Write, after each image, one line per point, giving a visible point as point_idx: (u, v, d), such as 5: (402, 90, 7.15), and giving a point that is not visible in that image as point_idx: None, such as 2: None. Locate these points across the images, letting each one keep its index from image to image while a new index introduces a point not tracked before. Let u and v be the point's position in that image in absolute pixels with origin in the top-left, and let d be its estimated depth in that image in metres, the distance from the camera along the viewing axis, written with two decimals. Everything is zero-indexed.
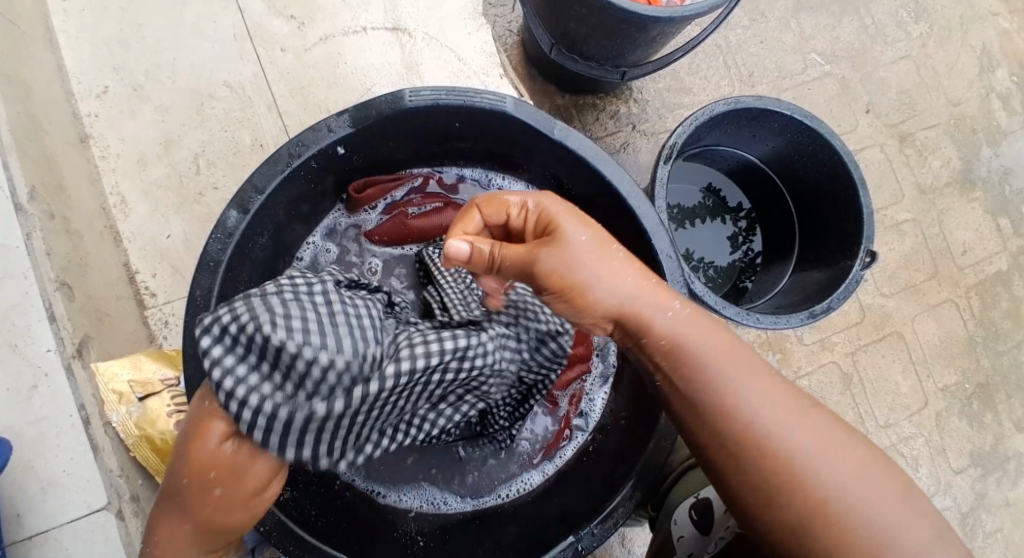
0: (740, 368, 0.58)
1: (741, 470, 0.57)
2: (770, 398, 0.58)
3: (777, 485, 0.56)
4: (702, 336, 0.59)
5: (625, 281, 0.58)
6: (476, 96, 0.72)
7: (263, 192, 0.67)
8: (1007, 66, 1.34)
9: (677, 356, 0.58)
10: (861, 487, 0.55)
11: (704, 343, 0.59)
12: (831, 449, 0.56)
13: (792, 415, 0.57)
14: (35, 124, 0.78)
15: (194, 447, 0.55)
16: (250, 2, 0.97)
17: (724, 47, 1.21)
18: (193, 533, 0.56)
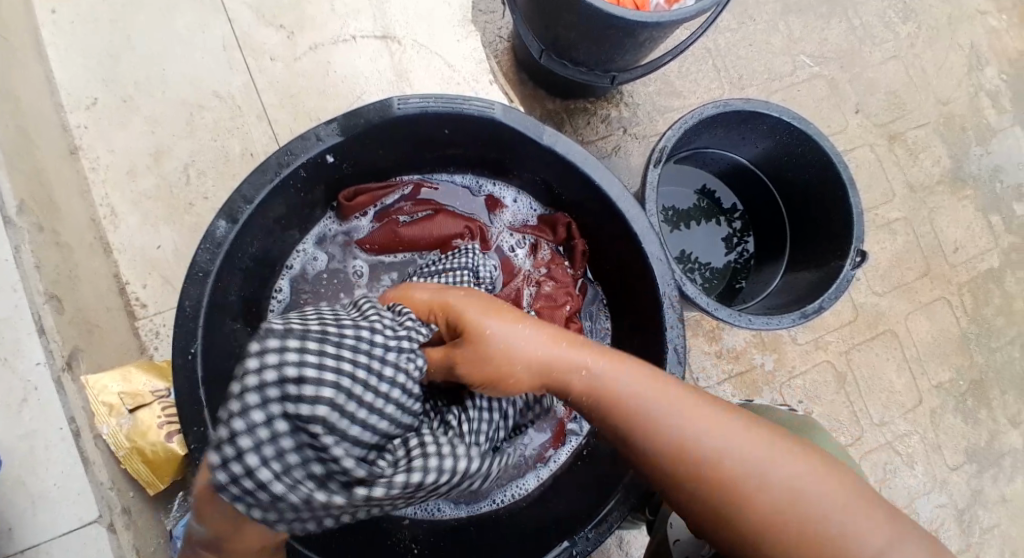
0: (694, 414, 0.55)
1: (703, 508, 0.54)
2: (722, 431, 0.54)
3: (740, 519, 0.53)
4: (637, 385, 0.56)
5: (539, 351, 0.57)
6: (465, 103, 0.72)
7: (252, 202, 0.67)
8: (995, 64, 1.35)
9: (617, 411, 0.56)
10: (828, 510, 0.52)
11: (644, 390, 0.56)
12: (791, 472, 0.53)
13: (746, 443, 0.54)
14: (24, 138, 0.78)
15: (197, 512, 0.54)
16: (239, 12, 0.97)
17: (713, 49, 1.21)
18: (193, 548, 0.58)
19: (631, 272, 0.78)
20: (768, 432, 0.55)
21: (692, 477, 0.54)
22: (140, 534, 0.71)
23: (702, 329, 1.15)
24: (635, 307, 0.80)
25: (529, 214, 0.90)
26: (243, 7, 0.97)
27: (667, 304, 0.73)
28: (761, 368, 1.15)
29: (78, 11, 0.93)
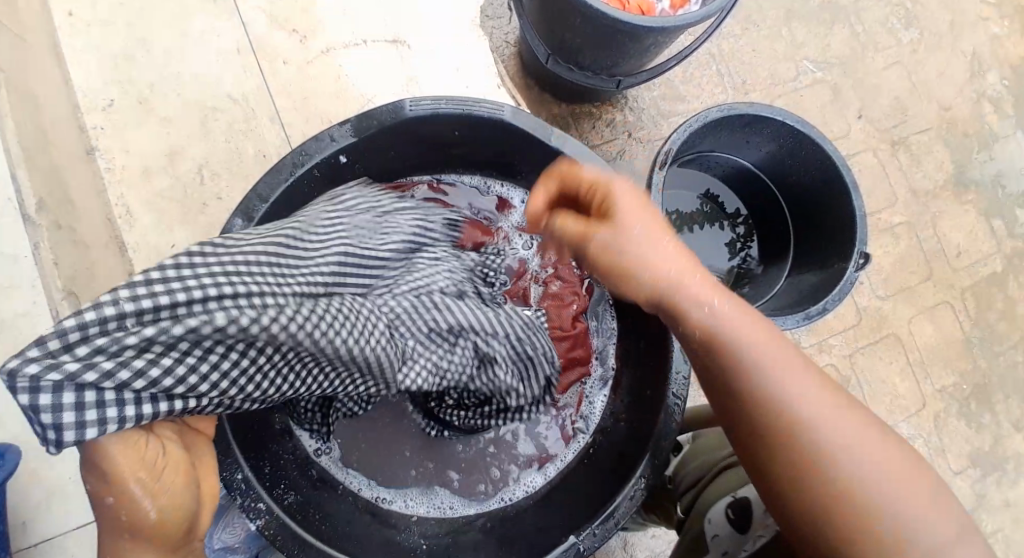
0: (782, 362, 0.58)
1: (751, 436, 0.58)
2: (799, 378, 0.57)
3: (783, 456, 0.56)
4: (739, 320, 0.59)
5: (666, 258, 0.61)
6: (475, 105, 0.73)
7: (267, 200, 0.68)
8: (997, 70, 1.36)
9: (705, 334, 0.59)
10: (868, 471, 0.54)
11: (740, 323, 0.59)
12: (847, 431, 0.55)
13: (810, 392, 0.57)
14: (43, 138, 0.80)
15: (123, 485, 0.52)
16: (252, 17, 0.99)
17: (718, 56, 1.23)
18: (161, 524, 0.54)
19: None
20: (842, 398, 0.58)
21: (767, 421, 0.57)
22: None
23: None
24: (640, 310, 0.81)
25: None
26: (257, 12, 0.99)
27: None
28: None
29: (95, 14, 0.95)
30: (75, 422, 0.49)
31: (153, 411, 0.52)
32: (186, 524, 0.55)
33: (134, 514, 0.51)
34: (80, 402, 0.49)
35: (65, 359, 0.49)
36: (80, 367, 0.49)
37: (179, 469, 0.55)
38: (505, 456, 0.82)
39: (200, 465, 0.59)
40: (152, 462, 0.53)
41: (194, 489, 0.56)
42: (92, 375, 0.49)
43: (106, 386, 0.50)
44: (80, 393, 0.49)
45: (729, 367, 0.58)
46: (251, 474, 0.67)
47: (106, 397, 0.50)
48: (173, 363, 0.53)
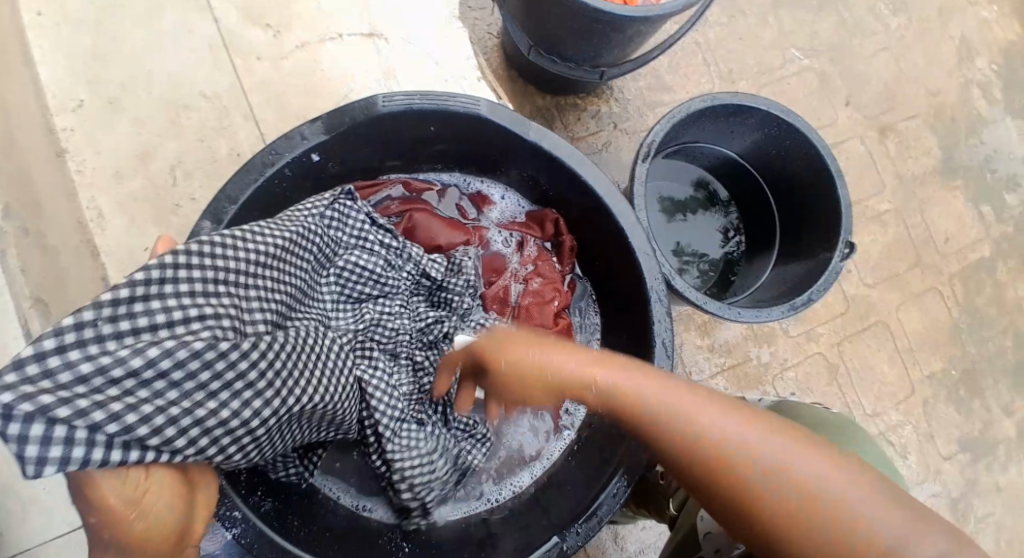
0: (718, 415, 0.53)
1: (704, 486, 0.53)
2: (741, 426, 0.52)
3: (739, 504, 0.51)
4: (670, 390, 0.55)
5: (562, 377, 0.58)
6: (450, 100, 0.72)
7: (237, 202, 0.67)
8: (986, 54, 1.35)
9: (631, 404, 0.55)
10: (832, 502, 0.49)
11: (669, 389, 0.55)
12: (807, 461, 0.50)
13: (757, 431, 0.52)
14: (10, 140, 0.78)
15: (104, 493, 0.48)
16: (226, 13, 0.97)
17: (703, 44, 1.21)
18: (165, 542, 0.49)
19: (614, 267, 0.80)
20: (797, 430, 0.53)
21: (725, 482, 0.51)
22: None
23: (693, 323, 1.16)
24: (623, 306, 0.80)
25: (517, 211, 0.90)
26: (231, 8, 0.97)
27: (655, 300, 0.73)
28: (755, 362, 1.16)
29: (63, 12, 0.93)
30: (39, 458, 0.46)
31: (123, 458, 0.49)
32: (174, 543, 0.50)
33: (121, 541, 0.46)
34: (48, 437, 0.46)
35: (41, 389, 0.47)
36: (55, 402, 0.47)
37: (166, 494, 0.51)
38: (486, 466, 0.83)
39: (192, 490, 0.55)
40: (130, 492, 0.49)
41: (182, 513, 0.52)
42: (66, 411, 0.47)
43: (78, 423, 0.47)
44: (50, 427, 0.46)
45: (665, 429, 0.54)
46: (226, 483, 0.65)
47: (76, 435, 0.47)
48: (150, 397, 0.52)
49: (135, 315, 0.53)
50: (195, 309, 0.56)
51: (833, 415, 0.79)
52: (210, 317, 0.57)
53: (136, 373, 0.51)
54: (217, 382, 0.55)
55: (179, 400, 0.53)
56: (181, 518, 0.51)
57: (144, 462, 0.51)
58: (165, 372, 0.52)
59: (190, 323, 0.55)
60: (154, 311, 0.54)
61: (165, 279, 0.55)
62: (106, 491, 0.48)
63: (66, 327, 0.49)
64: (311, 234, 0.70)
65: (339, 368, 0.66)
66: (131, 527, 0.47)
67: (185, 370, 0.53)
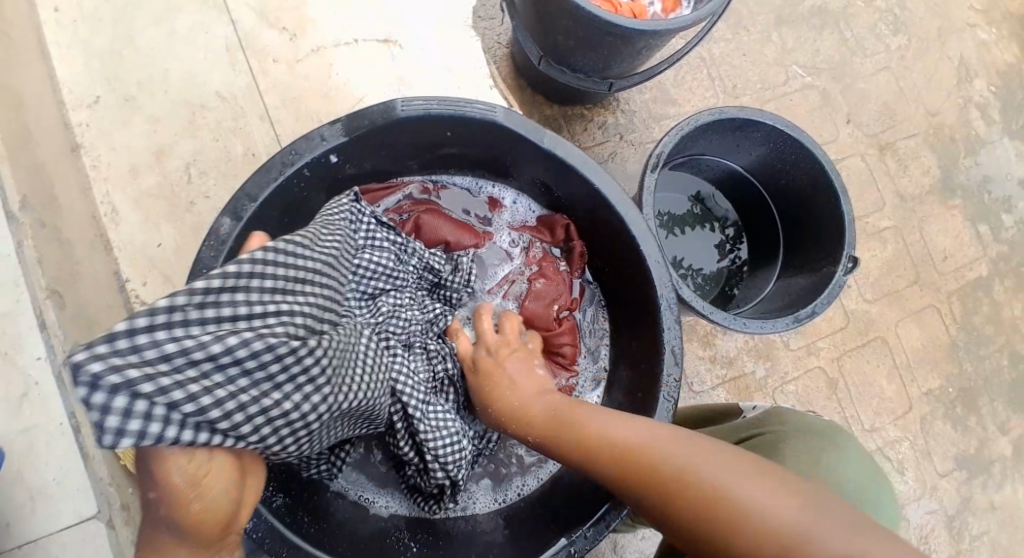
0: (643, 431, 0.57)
1: (665, 514, 0.52)
2: (676, 446, 0.54)
3: (678, 509, 0.51)
4: (610, 419, 0.59)
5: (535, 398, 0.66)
6: (468, 106, 0.73)
7: (256, 200, 0.67)
8: (984, 76, 1.37)
9: (585, 436, 0.59)
10: (774, 504, 0.48)
11: (608, 420, 0.59)
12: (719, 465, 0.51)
13: (688, 450, 0.53)
14: (26, 134, 0.79)
15: (168, 474, 0.49)
16: (243, 15, 0.98)
17: (708, 59, 1.23)
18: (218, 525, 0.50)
19: (625, 274, 0.81)
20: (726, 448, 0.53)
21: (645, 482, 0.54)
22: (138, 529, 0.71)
23: (696, 334, 1.17)
24: (632, 313, 0.81)
25: (528, 215, 0.91)
26: (247, 10, 0.98)
27: (665, 307, 0.74)
28: (755, 375, 1.17)
29: (81, 9, 0.94)
30: (119, 428, 0.48)
31: (193, 439, 0.50)
32: (224, 528, 0.51)
33: (179, 521, 0.48)
34: (129, 410, 0.48)
35: (128, 364, 0.49)
36: (140, 378, 0.49)
37: (222, 480, 0.52)
38: (492, 466, 0.83)
39: (247, 472, 0.56)
40: (188, 476, 0.49)
41: (233, 500, 0.52)
42: (149, 386, 0.49)
43: (157, 400, 0.49)
44: (132, 401, 0.48)
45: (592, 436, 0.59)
46: None
47: (155, 411, 0.49)
48: (221, 383, 0.53)
49: (220, 305, 0.55)
50: (271, 304, 0.57)
51: (824, 424, 0.79)
52: (284, 312, 0.58)
53: (215, 357, 0.52)
54: (286, 375, 0.56)
55: (248, 388, 0.54)
56: (233, 503, 0.52)
57: (210, 445, 0.52)
58: (241, 360, 0.53)
59: (267, 318, 0.56)
60: (237, 303, 0.56)
61: (253, 273, 0.58)
62: (171, 472, 0.49)
63: (156, 307, 0.52)
64: (343, 235, 0.70)
65: (382, 365, 0.67)
66: (187, 511, 0.48)
67: (260, 361, 0.54)
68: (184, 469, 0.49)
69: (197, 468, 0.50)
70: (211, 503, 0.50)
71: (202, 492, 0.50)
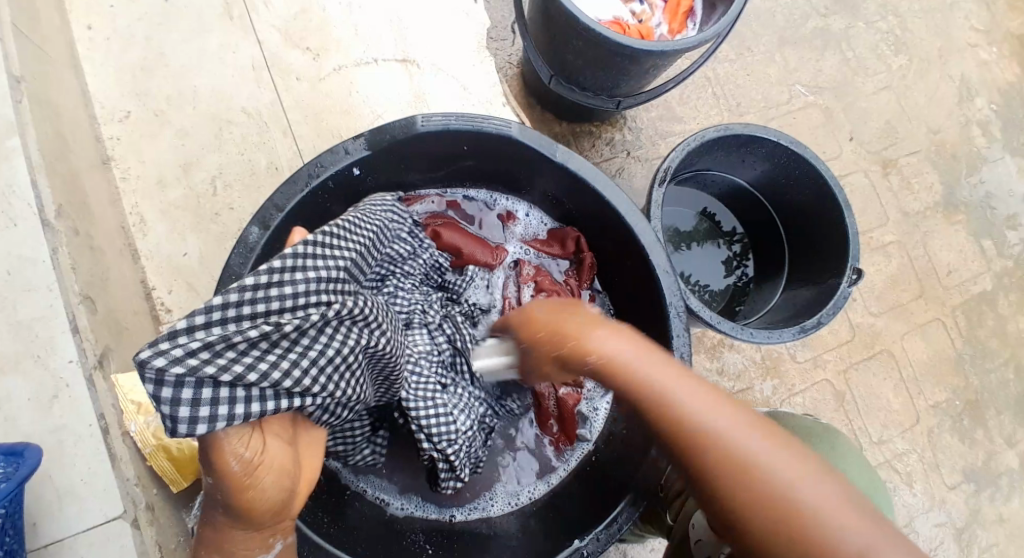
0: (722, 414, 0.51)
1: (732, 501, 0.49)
2: (730, 415, 0.51)
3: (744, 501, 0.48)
4: (696, 395, 0.52)
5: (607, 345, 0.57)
6: (484, 121, 0.76)
7: (283, 210, 0.71)
8: (985, 95, 1.41)
9: (660, 407, 0.53)
10: (834, 501, 0.46)
11: (691, 397, 0.52)
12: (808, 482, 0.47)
13: (737, 413, 0.51)
14: (63, 146, 0.82)
15: (228, 468, 0.52)
16: (267, 35, 1.02)
17: (713, 79, 1.27)
18: (271, 511, 0.55)
19: (635, 284, 0.83)
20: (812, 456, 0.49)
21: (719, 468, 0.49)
22: (162, 530, 0.72)
23: (704, 345, 1.19)
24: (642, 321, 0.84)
25: (540, 228, 0.94)
26: (271, 31, 1.03)
27: (674, 315, 0.76)
28: (763, 388, 1.18)
29: (115, 29, 0.99)
30: (192, 417, 0.50)
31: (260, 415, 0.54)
32: (276, 511, 0.56)
33: (235, 505, 0.53)
34: (197, 399, 0.51)
35: (190, 357, 0.51)
36: (204, 367, 0.51)
37: (278, 465, 0.56)
38: (506, 468, 0.85)
39: (302, 453, 0.61)
40: (246, 463, 0.53)
41: (289, 483, 0.57)
42: (212, 371, 0.51)
43: (223, 384, 0.52)
44: (200, 390, 0.51)
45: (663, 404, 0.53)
46: None
47: (220, 397, 0.52)
48: (278, 360, 0.55)
49: (269, 296, 0.56)
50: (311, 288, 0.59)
51: (816, 426, 0.84)
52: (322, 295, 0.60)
53: (273, 336, 0.55)
54: (333, 349, 0.59)
55: (301, 366, 0.57)
56: (287, 490, 0.56)
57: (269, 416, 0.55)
58: (295, 334, 0.56)
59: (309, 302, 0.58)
60: (283, 292, 0.57)
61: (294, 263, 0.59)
62: (231, 466, 0.52)
63: (213, 303, 0.53)
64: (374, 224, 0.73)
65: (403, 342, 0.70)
66: (243, 497, 0.53)
67: (311, 337, 0.57)
68: (244, 463, 0.53)
69: (254, 463, 0.53)
70: (266, 493, 0.54)
71: (260, 483, 0.54)
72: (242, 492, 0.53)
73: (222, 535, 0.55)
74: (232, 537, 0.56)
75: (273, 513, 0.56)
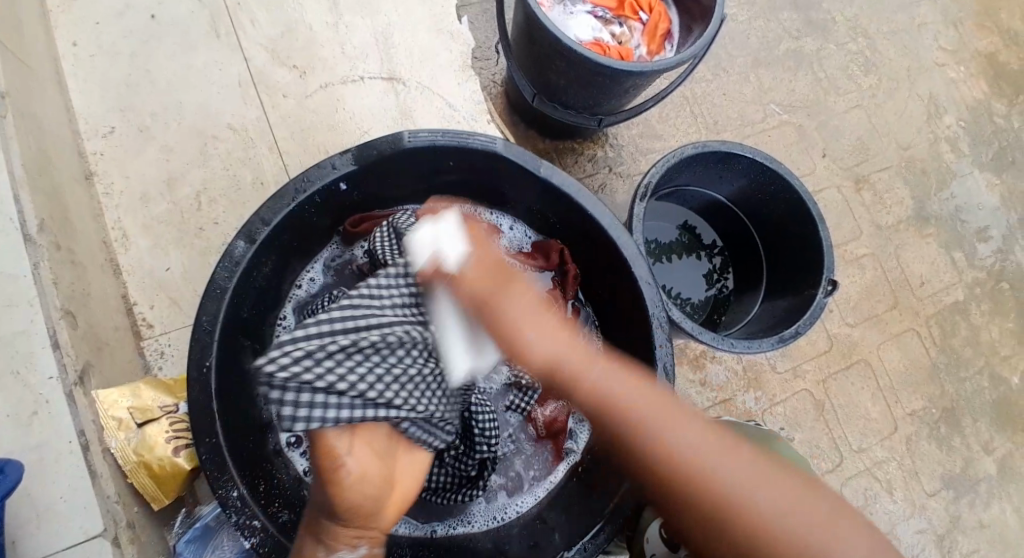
0: (658, 409, 0.60)
1: (672, 486, 0.57)
2: (696, 434, 0.58)
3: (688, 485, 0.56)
4: (635, 397, 0.61)
5: (560, 346, 0.64)
6: (469, 137, 0.78)
7: (270, 225, 0.71)
8: (953, 112, 1.46)
9: (605, 405, 0.61)
10: (777, 494, 0.55)
11: (631, 400, 0.61)
12: (737, 466, 0.56)
13: (684, 417, 0.59)
14: (46, 162, 0.83)
15: (325, 458, 0.57)
16: (255, 54, 1.04)
17: (691, 98, 1.30)
18: (365, 508, 0.57)
19: (619, 299, 0.85)
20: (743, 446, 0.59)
21: (659, 459, 0.58)
22: (141, 547, 0.72)
23: (687, 356, 1.21)
24: (626, 335, 0.85)
25: (524, 242, 0.95)
26: (258, 50, 1.04)
27: (657, 325, 0.78)
28: (743, 397, 1.20)
29: (99, 45, 0.99)
30: (292, 415, 0.55)
31: (351, 417, 0.57)
32: (366, 514, 0.57)
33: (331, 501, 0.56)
34: (296, 401, 0.55)
35: (292, 363, 0.55)
36: (303, 372, 0.55)
37: (368, 471, 0.58)
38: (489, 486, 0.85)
39: (398, 475, 0.62)
40: (336, 457, 0.57)
41: (377, 492, 0.58)
42: (309, 375, 0.56)
43: (319, 390, 0.56)
44: (299, 394, 0.55)
45: (608, 407, 0.61)
46: (247, 491, 0.68)
47: (317, 401, 0.56)
48: (371, 371, 0.59)
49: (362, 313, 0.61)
50: (395, 309, 0.64)
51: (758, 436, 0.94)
52: (408, 314, 0.64)
53: (365, 348, 0.59)
54: (415, 365, 0.63)
55: (387, 373, 0.60)
56: (381, 494, 0.58)
57: (353, 421, 0.58)
58: (385, 348, 0.61)
59: (395, 318, 0.63)
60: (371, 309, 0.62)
61: (380, 285, 0.65)
62: (325, 456, 0.57)
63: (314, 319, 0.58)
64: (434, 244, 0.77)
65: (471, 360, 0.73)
66: (335, 491, 0.56)
67: (399, 353, 0.62)
68: (337, 455, 0.57)
69: (343, 460, 0.57)
70: (359, 486, 0.57)
71: (353, 480, 0.56)
72: (337, 485, 0.56)
73: (319, 525, 0.57)
74: (322, 528, 0.57)
75: (368, 512, 0.57)
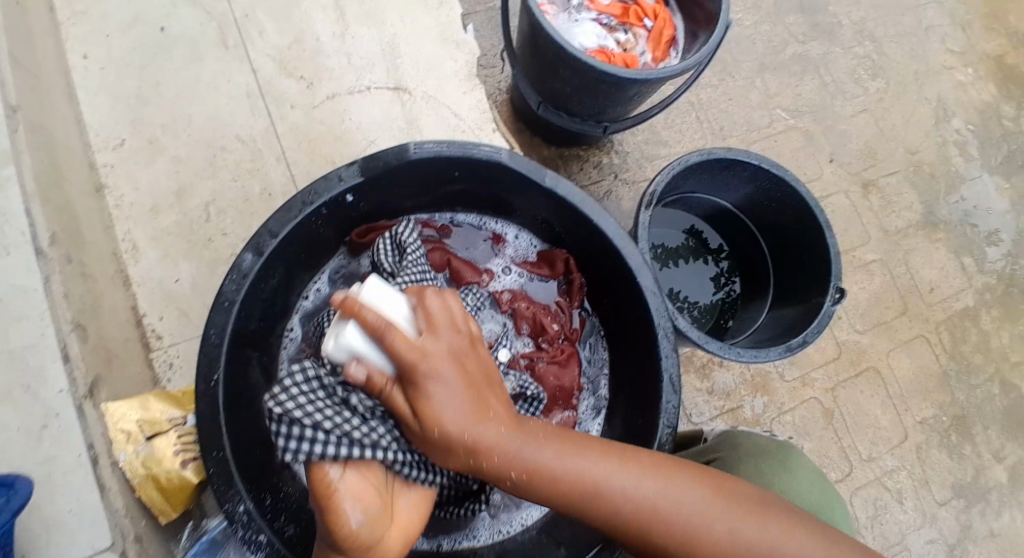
0: (599, 463, 0.59)
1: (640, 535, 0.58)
2: (640, 474, 0.59)
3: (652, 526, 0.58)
4: (574, 458, 0.59)
5: (487, 427, 0.57)
6: (475, 148, 0.78)
7: (277, 237, 0.72)
8: (962, 116, 1.45)
9: (549, 481, 0.58)
10: (733, 513, 0.58)
11: (569, 462, 0.58)
12: (694, 500, 0.58)
13: (625, 464, 0.59)
14: (58, 176, 0.84)
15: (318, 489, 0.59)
16: (262, 64, 1.04)
17: (696, 104, 1.30)
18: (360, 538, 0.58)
19: (624, 309, 0.85)
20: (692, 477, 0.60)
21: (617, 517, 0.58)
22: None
23: (694, 365, 1.20)
24: (633, 346, 0.85)
25: (529, 251, 0.95)
26: (265, 60, 1.05)
27: (662, 335, 0.78)
28: (751, 405, 1.19)
29: (110, 58, 1.00)
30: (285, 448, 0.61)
31: (339, 452, 0.61)
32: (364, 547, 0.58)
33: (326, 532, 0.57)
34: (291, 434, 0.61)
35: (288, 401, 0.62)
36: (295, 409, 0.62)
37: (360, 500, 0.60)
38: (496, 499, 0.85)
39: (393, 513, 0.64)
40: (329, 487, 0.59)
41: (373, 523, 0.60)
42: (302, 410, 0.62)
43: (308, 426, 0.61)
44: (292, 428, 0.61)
45: (550, 483, 0.58)
46: (253, 507, 0.68)
47: (306, 435, 0.60)
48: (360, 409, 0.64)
49: None
50: None
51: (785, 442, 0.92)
52: None
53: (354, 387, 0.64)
54: None
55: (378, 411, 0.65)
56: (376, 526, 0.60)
57: (342, 457, 0.61)
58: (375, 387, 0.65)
59: None
60: None
61: None
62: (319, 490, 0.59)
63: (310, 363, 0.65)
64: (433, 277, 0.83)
65: None
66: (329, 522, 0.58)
67: None
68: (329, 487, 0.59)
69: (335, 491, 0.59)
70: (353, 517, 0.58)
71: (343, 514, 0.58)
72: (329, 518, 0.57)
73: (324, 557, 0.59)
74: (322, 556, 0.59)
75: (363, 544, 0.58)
